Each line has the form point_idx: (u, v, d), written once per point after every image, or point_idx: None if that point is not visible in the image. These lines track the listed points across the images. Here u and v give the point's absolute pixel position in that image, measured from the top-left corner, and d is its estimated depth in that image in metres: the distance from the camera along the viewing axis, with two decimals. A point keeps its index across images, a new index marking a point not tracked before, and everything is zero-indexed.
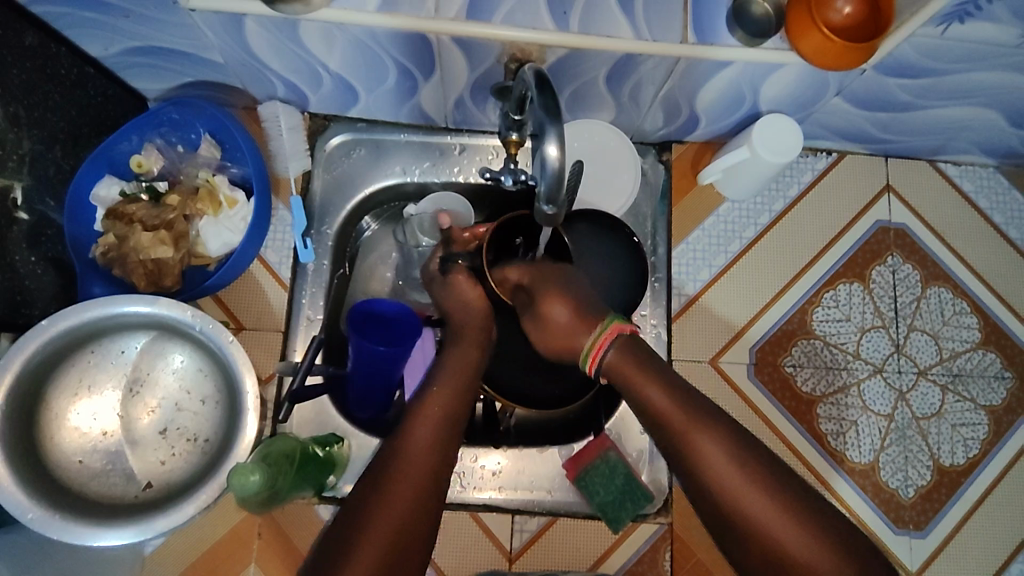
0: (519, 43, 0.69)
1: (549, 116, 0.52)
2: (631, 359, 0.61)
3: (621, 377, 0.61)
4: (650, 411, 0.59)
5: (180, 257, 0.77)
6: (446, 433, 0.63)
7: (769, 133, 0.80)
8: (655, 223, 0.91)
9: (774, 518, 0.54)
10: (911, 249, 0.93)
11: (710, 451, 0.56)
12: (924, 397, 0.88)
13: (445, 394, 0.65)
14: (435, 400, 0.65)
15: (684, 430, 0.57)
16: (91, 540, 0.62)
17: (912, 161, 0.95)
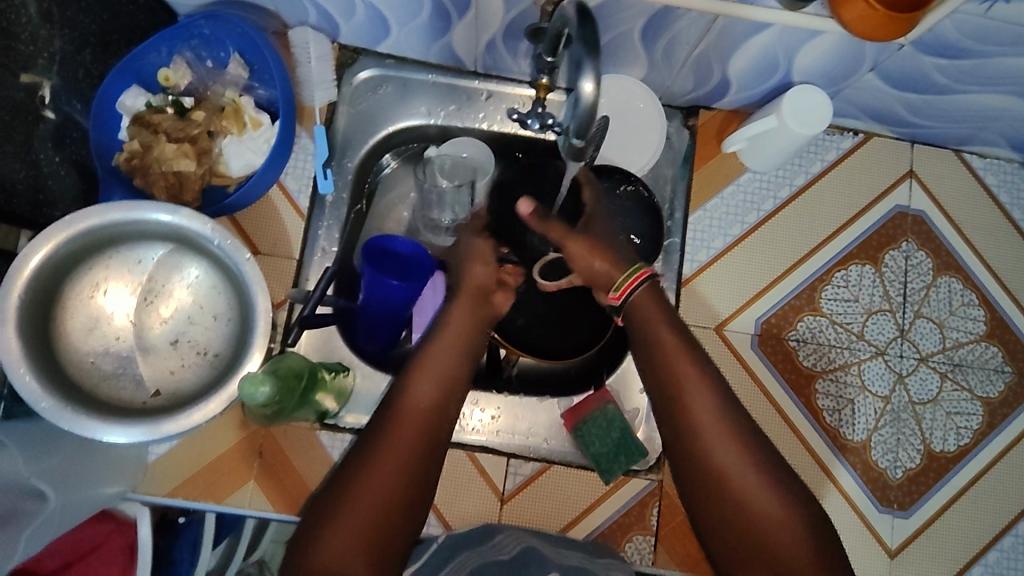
0: None
1: (587, 49, 0.51)
2: (651, 306, 0.67)
3: (638, 316, 0.67)
4: (660, 350, 0.64)
5: (202, 173, 0.77)
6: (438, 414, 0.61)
7: (797, 102, 0.80)
8: (675, 187, 0.91)
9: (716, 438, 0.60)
10: (926, 237, 0.93)
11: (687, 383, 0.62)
12: (922, 383, 0.89)
13: (433, 379, 0.62)
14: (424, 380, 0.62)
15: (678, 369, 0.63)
16: (100, 434, 0.63)
17: (938, 149, 0.94)
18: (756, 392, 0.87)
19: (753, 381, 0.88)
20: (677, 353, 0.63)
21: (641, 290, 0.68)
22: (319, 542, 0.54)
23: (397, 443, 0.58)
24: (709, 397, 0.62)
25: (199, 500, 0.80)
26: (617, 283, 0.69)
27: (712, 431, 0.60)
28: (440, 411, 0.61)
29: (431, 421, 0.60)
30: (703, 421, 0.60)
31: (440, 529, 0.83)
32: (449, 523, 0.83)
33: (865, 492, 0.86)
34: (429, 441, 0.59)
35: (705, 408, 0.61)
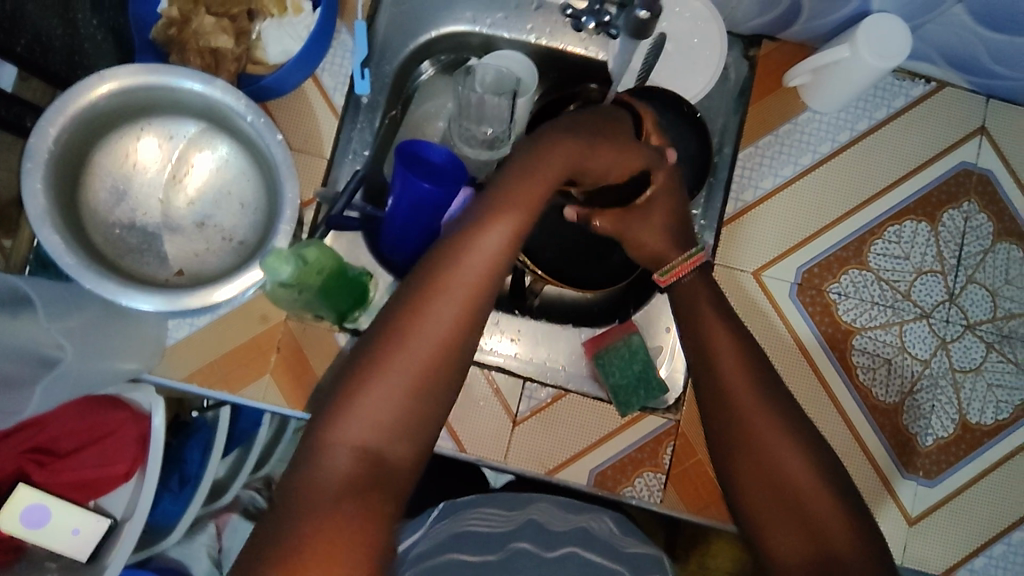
0: None
1: None
2: (701, 288, 0.68)
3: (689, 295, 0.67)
4: (696, 315, 0.65)
5: (239, 52, 0.75)
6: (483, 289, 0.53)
7: (873, 32, 0.74)
8: (727, 121, 0.86)
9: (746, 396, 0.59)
10: (990, 199, 0.87)
11: (720, 341, 0.62)
12: (966, 351, 0.84)
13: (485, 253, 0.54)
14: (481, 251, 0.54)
15: (717, 330, 0.63)
16: (121, 299, 0.63)
17: (1016, 108, 0.88)
18: (788, 340, 0.83)
19: (787, 329, 0.84)
20: (713, 317, 0.64)
21: (689, 279, 0.69)
22: (363, 393, 0.50)
23: (445, 300, 0.52)
24: (737, 361, 0.61)
25: (215, 388, 0.79)
26: (668, 267, 0.69)
27: (738, 386, 0.60)
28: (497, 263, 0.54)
29: (485, 278, 0.53)
30: (740, 389, 0.60)
31: (449, 443, 0.81)
32: (461, 442, 0.81)
33: (891, 455, 0.82)
34: (472, 307, 0.53)
35: (740, 366, 0.61)
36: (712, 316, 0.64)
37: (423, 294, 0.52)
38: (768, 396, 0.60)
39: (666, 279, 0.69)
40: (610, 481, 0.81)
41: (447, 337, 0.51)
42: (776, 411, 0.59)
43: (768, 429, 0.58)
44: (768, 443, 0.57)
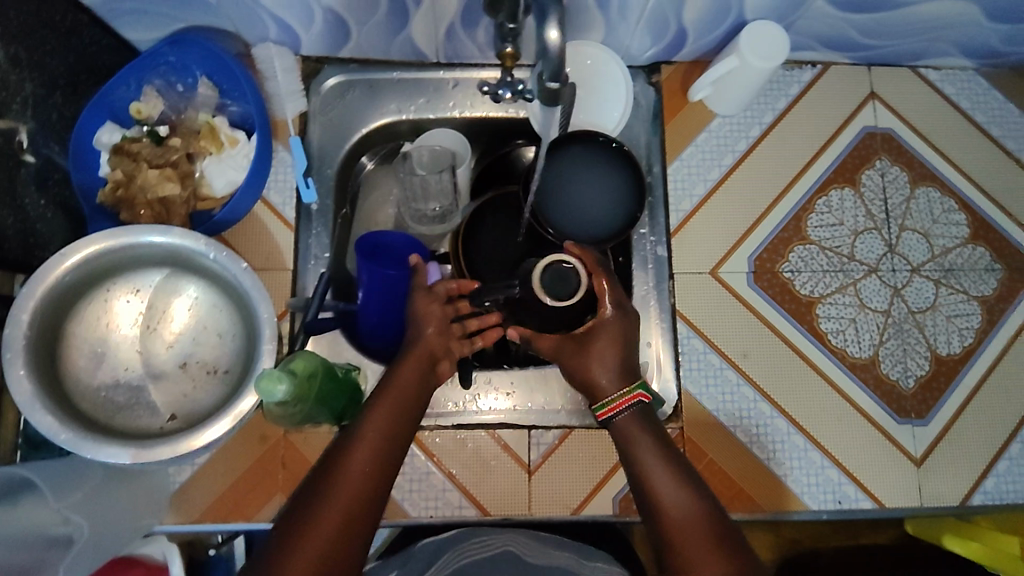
0: None
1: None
2: (632, 426, 0.69)
3: (622, 435, 0.70)
4: (627, 437, 0.69)
5: (185, 196, 0.79)
6: (390, 445, 0.64)
7: (755, 38, 0.82)
8: (649, 141, 0.94)
9: (674, 508, 0.64)
10: (898, 152, 0.95)
11: (646, 459, 0.67)
12: (918, 292, 0.91)
13: (385, 410, 0.65)
14: (379, 411, 0.65)
15: (643, 451, 0.67)
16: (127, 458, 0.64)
17: (895, 69, 0.97)
18: (758, 326, 0.89)
19: (756, 316, 0.89)
20: (638, 437, 0.68)
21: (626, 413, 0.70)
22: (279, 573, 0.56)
23: (351, 477, 0.61)
24: (666, 470, 0.66)
25: (230, 520, 0.79)
26: (605, 401, 0.71)
27: (667, 505, 0.64)
28: (382, 467, 0.62)
29: (366, 483, 0.61)
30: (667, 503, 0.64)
31: (473, 510, 0.83)
32: (484, 507, 0.83)
33: (882, 406, 0.87)
34: (378, 478, 0.62)
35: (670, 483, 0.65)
36: (640, 438, 0.68)
37: (314, 508, 0.59)
38: (696, 502, 0.64)
39: (603, 412, 0.70)
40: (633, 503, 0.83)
41: (358, 497, 0.60)
42: (702, 517, 0.63)
43: (687, 530, 0.62)
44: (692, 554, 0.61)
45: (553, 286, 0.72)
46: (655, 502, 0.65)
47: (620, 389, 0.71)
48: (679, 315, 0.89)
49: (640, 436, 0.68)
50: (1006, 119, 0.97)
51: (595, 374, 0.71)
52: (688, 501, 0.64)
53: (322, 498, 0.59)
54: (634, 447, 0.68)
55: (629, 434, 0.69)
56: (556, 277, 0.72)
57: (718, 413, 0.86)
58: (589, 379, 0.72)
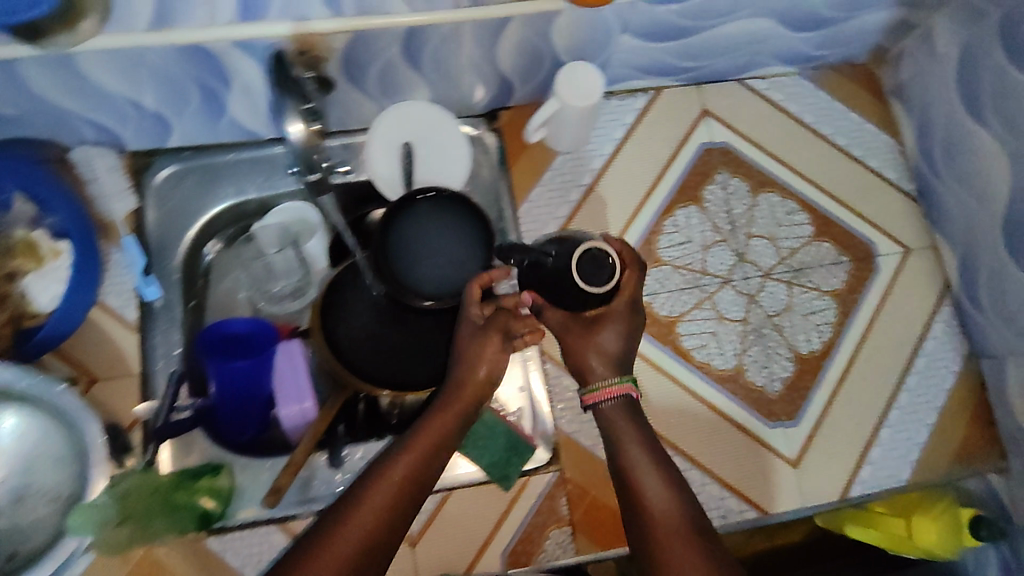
0: (304, 34, 0.70)
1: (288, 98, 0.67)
2: (619, 421, 0.69)
3: (610, 426, 0.69)
4: (617, 434, 0.68)
5: (5, 318, 0.76)
6: (418, 478, 0.62)
7: (567, 80, 0.84)
8: (495, 190, 0.94)
9: (667, 510, 0.63)
10: (736, 164, 0.98)
11: (635, 458, 0.66)
12: (773, 296, 0.93)
13: (427, 433, 0.64)
14: (419, 438, 0.64)
15: (630, 449, 0.67)
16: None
17: (725, 84, 0.99)
18: None
19: None
20: (628, 436, 0.68)
21: (611, 404, 0.70)
22: None
23: (372, 508, 0.59)
24: (654, 466, 0.66)
25: None
26: (593, 385, 0.70)
27: (654, 511, 0.63)
28: (384, 531, 0.59)
29: (363, 550, 0.58)
30: (654, 505, 0.63)
31: None
32: None
33: (752, 413, 0.89)
34: (399, 510, 0.60)
35: (657, 485, 0.64)
36: (631, 439, 0.68)
37: (322, 540, 0.58)
38: (685, 508, 0.63)
39: (592, 396, 0.70)
40: (522, 556, 0.82)
41: (373, 526, 0.59)
42: (692, 524, 0.62)
43: (672, 531, 0.61)
44: (681, 559, 0.60)
45: (589, 267, 0.63)
46: (643, 502, 0.64)
47: (614, 376, 0.69)
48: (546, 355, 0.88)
49: (629, 433, 0.68)
50: (835, 117, 1.00)
51: (587, 356, 0.70)
52: (680, 501, 0.64)
53: (333, 530, 0.58)
54: (621, 439, 0.68)
55: (619, 429, 0.68)
56: (595, 262, 0.63)
57: (596, 449, 0.85)
58: (581, 361, 0.70)
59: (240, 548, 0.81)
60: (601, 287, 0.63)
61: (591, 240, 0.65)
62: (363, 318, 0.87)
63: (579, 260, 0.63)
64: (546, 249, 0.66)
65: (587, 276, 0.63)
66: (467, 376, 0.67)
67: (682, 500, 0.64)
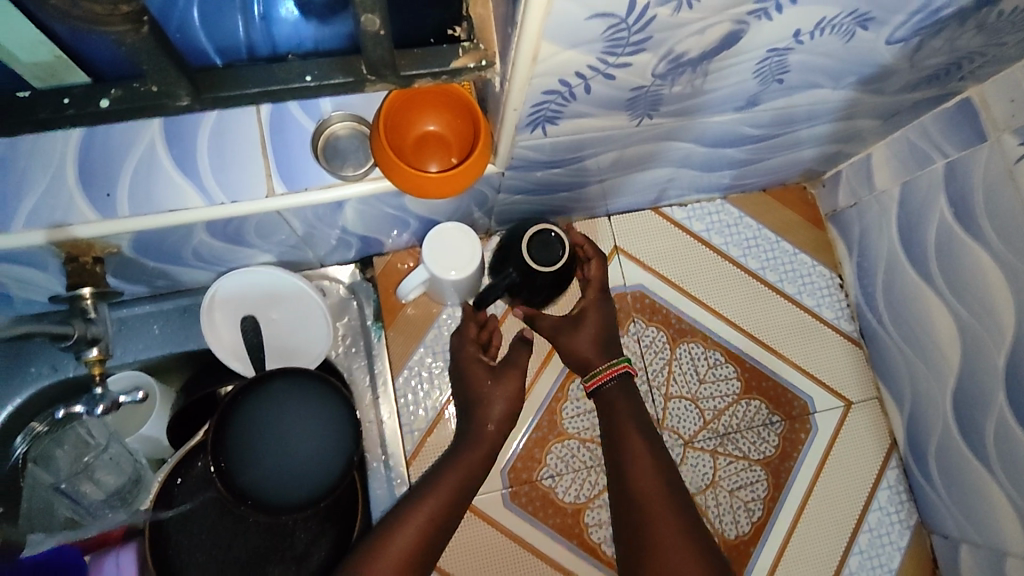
0: (69, 243, 0.57)
1: None
2: (618, 403, 0.74)
3: (610, 407, 0.74)
4: (625, 428, 0.72)
5: None
6: (442, 524, 0.66)
7: (436, 251, 0.70)
8: (368, 359, 0.82)
9: (654, 499, 0.67)
10: (651, 310, 0.84)
11: (640, 452, 0.70)
12: (695, 470, 0.81)
13: (456, 475, 0.69)
14: (449, 479, 0.69)
15: (634, 437, 0.71)
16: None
17: (639, 214, 0.87)
18: (522, 553, 0.77)
19: (519, 545, 0.77)
20: (626, 419, 0.72)
21: (615, 386, 0.74)
22: None
23: (398, 547, 0.63)
24: (649, 448, 0.70)
25: None
26: (593, 371, 0.74)
27: (653, 506, 0.66)
28: (418, 554, 0.64)
29: (405, 565, 0.63)
30: (645, 497, 0.67)
31: None
32: None
33: None
34: (421, 550, 0.65)
35: (648, 469, 0.69)
36: (635, 433, 0.71)
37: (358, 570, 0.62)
38: (675, 500, 0.67)
39: (591, 385, 0.75)
40: None
41: (407, 552, 0.64)
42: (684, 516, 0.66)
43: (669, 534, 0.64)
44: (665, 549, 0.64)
45: (539, 250, 0.72)
46: (635, 479, 0.69)
47: (610, 357, 0.75)
48: None
49: (639, 437, 0.71)
50: (764, 248, 0.88)
51: (582, 344, 0.75)
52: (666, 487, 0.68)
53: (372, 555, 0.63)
54: (622, 423, 0.72)
55: (624, 428, 0.72)
56: (542, 244, 0.72)
57: None
58: (576, 358, 0.75)
59: None
60: (558, 261, 0.72)
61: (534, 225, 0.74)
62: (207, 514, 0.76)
63: (528, 241, 0.72)
64: (506, 271, 0.74)
65: (537, 256, 0.72)
66: (508, 394, 0.73)
67: (677, 501, 0.67)
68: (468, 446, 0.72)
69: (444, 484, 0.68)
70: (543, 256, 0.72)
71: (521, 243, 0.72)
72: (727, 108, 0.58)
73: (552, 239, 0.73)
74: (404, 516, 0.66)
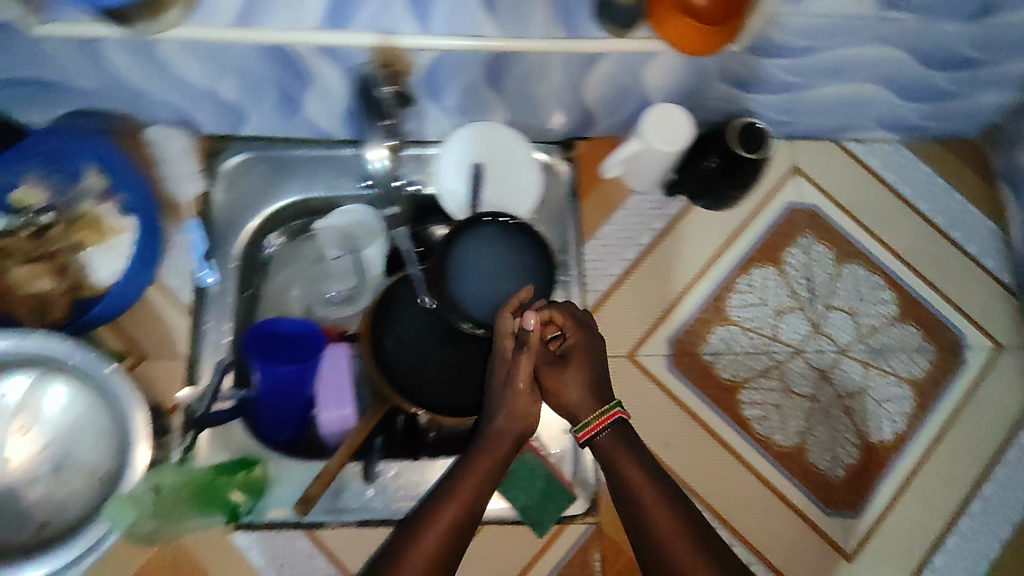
0: (386, 49, 0.69)
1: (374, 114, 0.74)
2: (618, 447, 0.68)
3: (608, 455, 0.68)
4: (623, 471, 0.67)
5: (65, 287, 0.75)
6: (465, 520, 0.64)
7: (656, 123, 0.79)
8: (567, 226, 0.88)
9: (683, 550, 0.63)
10: (822, 228, 0.92)
11: (641, 495, 0.66)
12: (847, 376, 0.88)
13: (480, 469, 0.65)
14: (477, 473, 0.65)
15: (627, 473, 0.67)
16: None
17: (818, 141, 0.95)
18: (679, 413, 0.85)
19: (679, 405, 0.85)
20: (622, 458, 0.67)
21: (606, 434, 0.68)
22: None
23: (426, 543, 0.62)
24: (654, 493, 0.66)
25: None
26: (584, 423, 0.68)
27: (681, 557, 0.63)
28: (446, 548, 0.63)
29: (433, 561, 0.62)
30: (674, 547, 0.63)
31: None
32: None
33: (809, 497, 0.84)
34: (450, 541, 0.63)
35: (668, 520, 0.65)
36: (628, 471, 0.67)
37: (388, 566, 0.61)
38: (710, 555, 0.63)
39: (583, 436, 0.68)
40: None
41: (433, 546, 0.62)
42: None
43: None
44: None
45: (744, 140, 0.80)
46: (655, 531, 0.65)
47: (597, 409, 0.68)
48: None
49: (643, 479, 0.66)
50: (933, 192, 0.94)
51: (576, 408, 0.68)
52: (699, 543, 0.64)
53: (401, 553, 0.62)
54: (619, 465, 0.67)
55: (625, 469, 0.67)
56: (748, 136, 0.80)
57: None
58: (568, 407, 0.69)
59: (264, 546, 0.80)
60: (758, 152, 0.80)
61: (740, 120, 0.81)
62: (404, 338, 0.84)
63: (735, 131, 0.80)
64: (707, 156, 0.83)
65: (742, 144, 0.79)
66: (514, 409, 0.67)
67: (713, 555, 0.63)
68: (501, 415, 0.68)
69: (469, 479, 0.65)
70: (744, 147, 0.80)
71: (727, 131, 0.80)
72: (957, 17, 0.69)
73: (756, 132, 0.80)
74: (435, 510, 0.64)
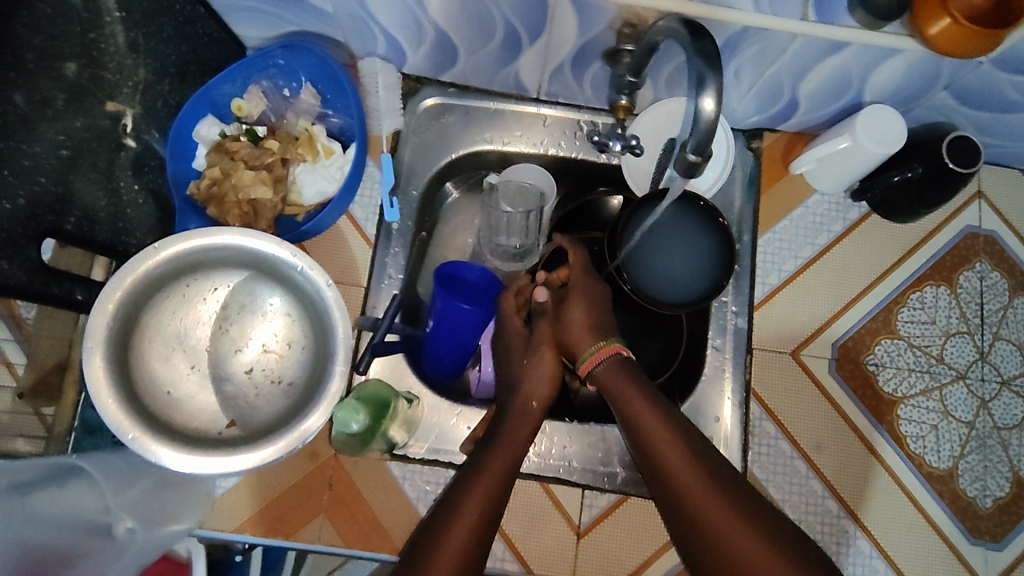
0: (638, 8, 0.66)
1: (709, 64, 0.51)
2: (625, 387, 0.69)
3: (613, 392, 0.70)
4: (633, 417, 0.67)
5: (276, 201, 0.76)
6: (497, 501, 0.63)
7: (872, 124, 0.78)
8: (742, 210, 0.89)
9: (712, 499, 0.61)
10: (1000, 257, 0.90)
11: (659, 440, 0.64)
12: (1007, 409, 0.86)
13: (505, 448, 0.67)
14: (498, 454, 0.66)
15: (648, 420, 0.66)
16: (217, 469, 0.63)
17: (1007, 168, 0.93)
18: (834, 418, 0.85)
19: (835, 409, 0.85)
20: (639, 406, 0.67)
21: (604, 367, 0.71)
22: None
23: (465, 523, 0.61)
24: (669, 435, 0.65)
25: (269, 535, 0.79)
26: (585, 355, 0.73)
27: (713, 504, 0.60)
28: (488, 524, 0.62)
29: (478, 535, 0.61)
30: (698, 493, 0.61)
31: (516, 565, 0.80)
32: (528, 563, 0.80)
33: (954, 522, 0.83)
34: (488, 516, 0.62)
35: (692, 465, 0.63)
36: (648, 420, 0.66)
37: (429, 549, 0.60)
38: (737, 503, 0.60)
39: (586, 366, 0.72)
40: None
41: (474, 522, 0.61)
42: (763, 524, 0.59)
43: (744, 535, 0.58)
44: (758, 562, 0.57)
45: (956, 155, 0.78)
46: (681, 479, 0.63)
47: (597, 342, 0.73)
48: (754, 395, 0.85)
49: (659, 424, 0.65)
50: None
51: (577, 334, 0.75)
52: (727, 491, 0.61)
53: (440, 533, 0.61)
54: (634, 413, 0.67)
55: (639, 417, 0.66)
56: (960, 150, 0.78)
57: (783, 503, 0.82)
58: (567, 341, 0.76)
59: (416, 482, 0.81)
60: (969, 167, 0.77)
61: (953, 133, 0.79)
62: None
63: (949, 144, 0.77)
64: (909, 164, 0.81)
65: (954, 158, 0.77)
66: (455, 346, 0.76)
67: (741, 498, 0.61)
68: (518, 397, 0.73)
69: (501, 457, 0.66)
70: (954, 160, 0.77)
71: (941, 144, 0.78)
72: None
73: (971, 147, 0.78)
74: (471, 486, 0.63)
